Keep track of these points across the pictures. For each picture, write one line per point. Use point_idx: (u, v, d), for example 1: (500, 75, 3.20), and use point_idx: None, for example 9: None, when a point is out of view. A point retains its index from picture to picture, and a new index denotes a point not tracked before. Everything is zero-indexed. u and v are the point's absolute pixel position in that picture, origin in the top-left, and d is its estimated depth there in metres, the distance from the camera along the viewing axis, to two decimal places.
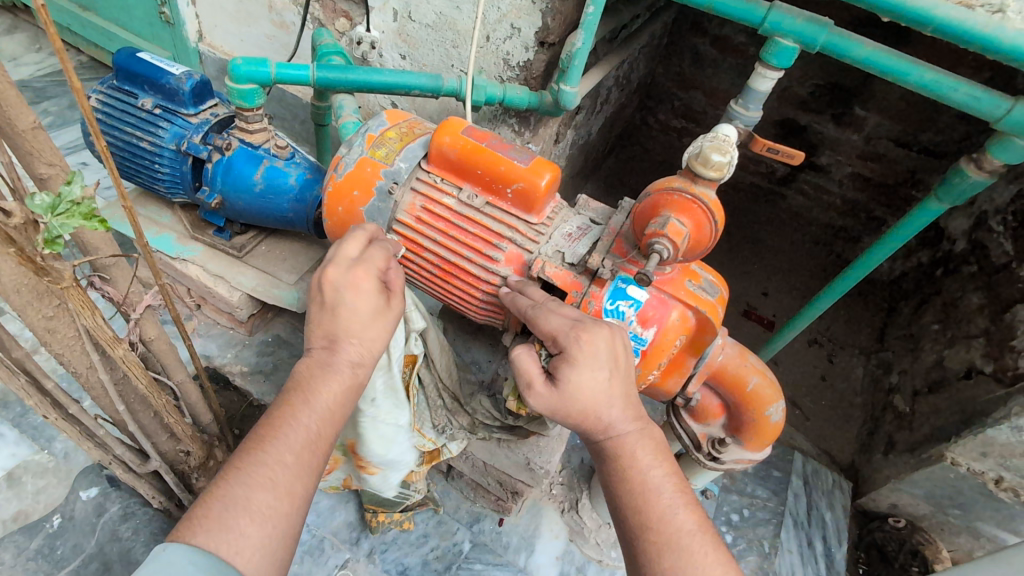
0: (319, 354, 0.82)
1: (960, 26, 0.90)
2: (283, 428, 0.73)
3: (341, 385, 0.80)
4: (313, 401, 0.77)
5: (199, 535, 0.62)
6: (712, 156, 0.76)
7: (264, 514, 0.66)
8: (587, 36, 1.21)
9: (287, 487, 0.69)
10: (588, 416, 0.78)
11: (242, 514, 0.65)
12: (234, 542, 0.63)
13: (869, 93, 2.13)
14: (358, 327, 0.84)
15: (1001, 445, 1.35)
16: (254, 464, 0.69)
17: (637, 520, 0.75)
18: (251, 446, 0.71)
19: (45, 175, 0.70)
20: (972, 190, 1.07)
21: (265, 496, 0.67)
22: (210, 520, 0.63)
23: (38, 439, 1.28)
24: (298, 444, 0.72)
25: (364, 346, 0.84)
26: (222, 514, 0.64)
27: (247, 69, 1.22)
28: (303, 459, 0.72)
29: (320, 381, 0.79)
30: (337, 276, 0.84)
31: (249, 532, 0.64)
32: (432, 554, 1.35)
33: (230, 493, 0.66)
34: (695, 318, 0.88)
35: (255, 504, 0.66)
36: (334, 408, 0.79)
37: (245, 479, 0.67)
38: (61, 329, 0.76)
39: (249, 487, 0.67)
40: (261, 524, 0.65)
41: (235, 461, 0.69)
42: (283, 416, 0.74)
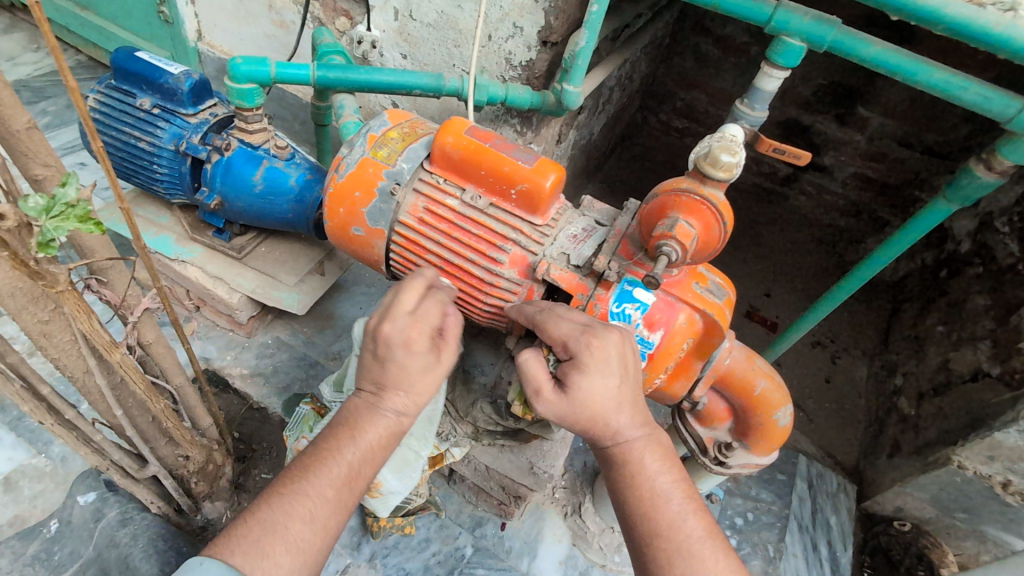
0: (366, 397, 0.82)
1: (971, 25, 0.88)
2: (333, 465, 0.75)
3: (386, 430, 0.80)
4: (362, 440, 0.78)
5: (235, 554, 0.65)
6: (721, 156, 0.75)
7: (298, 546, 0.69)
8: (590, 35, 1.19)
9: (324, 523, 0.71)
10: (597, 422, 0.77)
11: (276, 542, 0.67)
12: (266, 569, 0.66)
13: (872, 93, 2.11)
14: (407, 380, 0.81)
15: (1009, 448, 1.34)
16: (303, 498, 0.71)
17: (646, 527, 0.73)
18: (300, 479, 0.73)
19: (41, 176, 0.69)
20: (982, 191, 1.05)
21: (303, 529, 0.69)
22: (246, 542, 0.67)
23: (35, 443, 1.26)
24: (339, 480, 0.74)
25: (412, 399, 0.82)
26: (261, 541, 0.67)
27: (246, 68, 1.20)
28: (343, 496, 0.74)
29: (368, 420, 0.80)
30: (393, 330, 0.81)
31: (282, 562, 0.67)
32: (435, 559, 1.33)
33: (272, 522, 0.68)
34: (703, 321, 0.87)
35: (294, 536, 0.68)
36: (376, 444, 0.79)
37: (286, 508, 0.70)
38: (57, 333, 0.74)
39: (289, 518, 0.69)
40: (294, 555, 0.68)
41: (280, 488, 0.71)
42: (334, 452, 0.76)
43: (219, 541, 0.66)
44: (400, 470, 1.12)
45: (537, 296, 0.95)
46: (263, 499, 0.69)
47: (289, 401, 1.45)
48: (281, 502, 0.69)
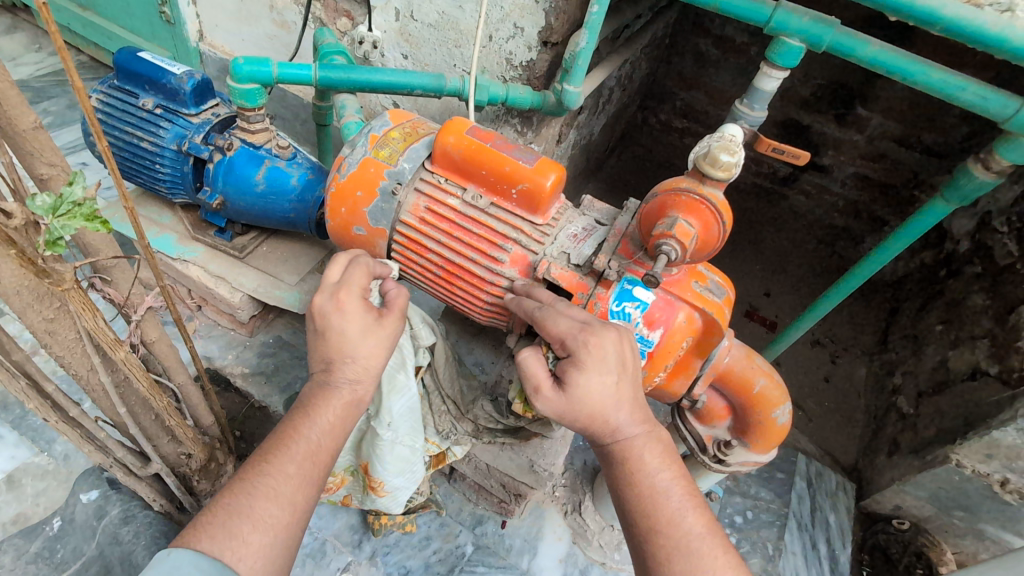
0: (321, 376, 0.84)
1: (969, 25, 0.89)
2: (291, 444, 0.76)
3: (342, 407, 0.82)
4: (316, 417, 0.80)
5: (204, 540, 0.65)
6: (721, 156, 0.75)
7: (265, 522, 0.69)
8: (590, 35, 1.20)
9: (292, 500, 0.72)
10: (595, 419, 0.78)
11: (245, 521, 0.68)
12: (235, 548, 0.66)
13: (871, 94, 2.12)
14: (352, 346, 0.84)
15: (1007, 447, 1.34)
16: (263, 475, 0.72)
17: (647, 524, 0.74)
18: (259, 462, 0.74)
19: (46, 176, 0.70)
20: (979, 191, 1.06)
21: (269, 506, 0.70)
22: (214, 526, 0.66)
23: (38, 441, 1.27)
24: (300, 459, 0.75)
25: (367, 367, 0.85)
26: (229, 522, 0.67)
27: (249, 69, 1.20)
28: (307, 472, 0.75)
29: (324, 397, 0.81)
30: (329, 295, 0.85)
31: (251, 538, 0.67)
32: (435, 556, 1.34)
33: (238, 503, 0.69)
34: (702, 320, 0.88)
35: (261, 514, 0.69)
36: (335, 420, 0.81)
37: (251, 488, 0.70)
38: (62, 331, 0.75)
39: (255, 496, 0.70)
40: (262, 533, 0.68)
41: (245, 472, 0.72)
42: (290, 431, 0.78)
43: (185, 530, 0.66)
44: (402, 469, 1.14)
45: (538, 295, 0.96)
46: (255, 491, 0.70)
47: (290, 399, 1.46)
48: (270, 494, 0.71)
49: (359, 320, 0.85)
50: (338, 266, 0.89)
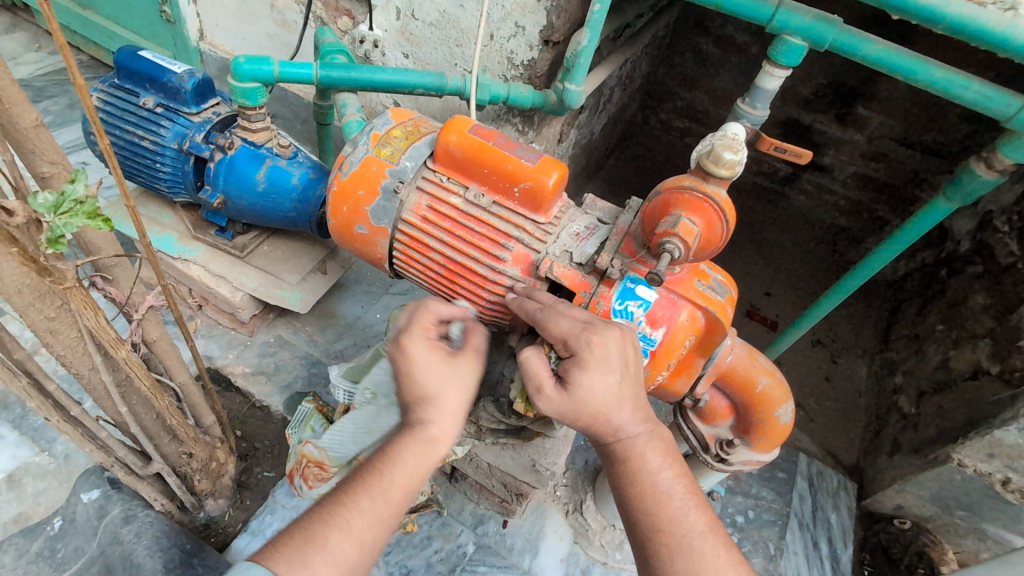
0: None
1: (972, 24, 0.89)
2: (382, 484, 0.71)
3: (430, 457, 0.76)
4: (411, 461, 0.73)
5: (277, 563, 0.60)
6: (724, 155, 0.75)
7: (336, 558, 0.63)
8: (592, 34, 1.20)
9: (371, 550, 0.67)
10: (598, 419, 0.78)
11: (318, 551, 0.63)
12: None
13: (873, 93, 2.12)
14: (446, 395, 0.79)
15: (1009, 446, 1.35)
16: (355, 514, 0.67)
17: (649, 523, 0.74)
18: (354, 496, 0.68)
19: (48, 174, 0.69)
20: (982, 189, 1.06)
21: (350, 549, 0.65)
22: (287, 551, 0.62)
23: (38, 441, 1.27)
24: (389, 505, 0.70)
25: (453, 419, 0.80)
26: (312, 558, 0.62)
27: (250, 67, 1.20)
28: (388, 523, 0.70)
29: (416, 445, 0.75)
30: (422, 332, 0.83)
31: (321, 574, 0.62)
32: (437, 556, 1.33)
33: (325, 539, 0.64)
34: (705, 319, 0.87)
35: (340, 554, 0.64)
36: (419, 461, 0.75)
37: (340, 529, 0.65)
38: (63, 330, 0.74)
39: (334, 530, 0.65)
40: (331, 567, 0.63)
41: (339, 506, 0.67)
42: (381, 469, 0.72)
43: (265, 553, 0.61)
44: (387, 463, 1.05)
45: None
46: (328, 520, 0.65)
47: (291, 398, 1.46)
48: (342, 527, 0.65)
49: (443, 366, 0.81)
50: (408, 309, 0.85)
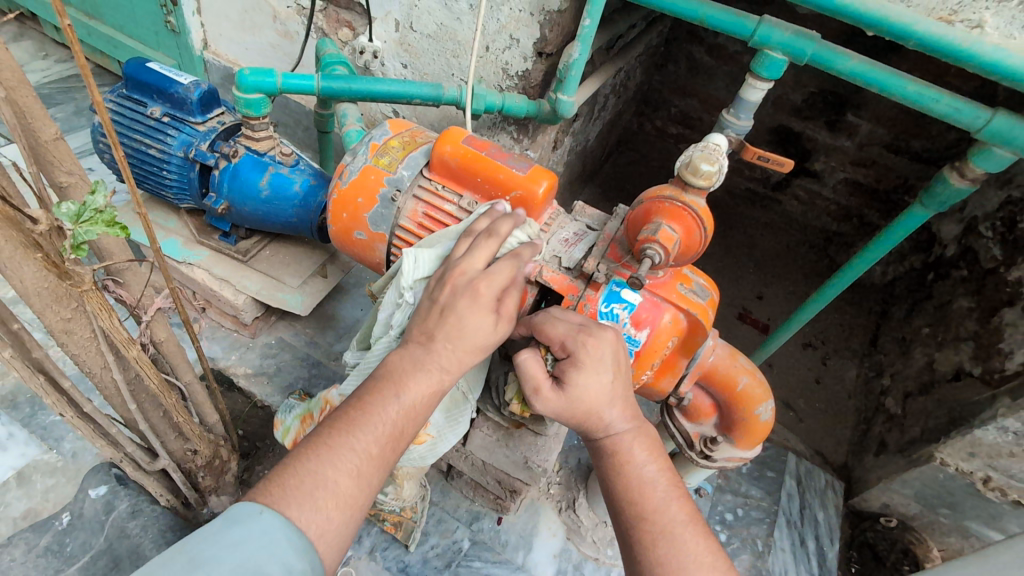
0: (413, 348, 0.78)
1: (939, 41, 0.93)
2: (375, 412, 0.70)
3: (428, 384, 0.75)
4: (406, 393, 0.73)
5: (290, 509, 0.61)
6: (701, 166, 0.80)
7: (344, 496, 0.65)
8: (583, 47, 1.24)
9: (367, 477, 0.67)
10: (590, 416, 0.82)
11: (323, 493, 0.64)
12: (315, 519, 0.62)
13: (861, 101, 2.18)
14: (462, 342, 0.78)
15: (989, 445, 1.39)
16: (356, 453, 0.67)
17: (634, 512, 0.78)
18: (340, 425, 0.69)
19: (66, 183, 0.74)
20: (956, 197, 1.10)
21: (347, 480, 0.65)
22: (297, 496, 0.62)
23: (47, 439, 1.31)
24: (384, 434, 0.70)
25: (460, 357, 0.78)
26: (311, 488, 0.63)
27: (254, 79, 1.25)
28: (387, 453, 0.70)
29: (417, 378, 0.75)
30: (459, 279, 0.81)
31: (330, 509, 0.63)
32: (433, 551, 1.38)
33: (313, 465, 0.64)
34: (687, 320, 0.92)
35: (335, 482, 0.64)
36: (424, 396, 0.75)
37: (336, 461, 0.65)
38: (78, 330, 0.79)
39: (330, 467, 0.65)
40: (339, 504, 0.64)
41: (324, 437, 0.68)
42: (378, 401, 0.71)
43: (267, 487, 0.62)
44: (449, 411, 1.08)
45: (531, 298, 0.99)
46: (332, 461, 0.65)
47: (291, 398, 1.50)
48: (346, 466, 0.66)
49: (471, 300, 0.79)
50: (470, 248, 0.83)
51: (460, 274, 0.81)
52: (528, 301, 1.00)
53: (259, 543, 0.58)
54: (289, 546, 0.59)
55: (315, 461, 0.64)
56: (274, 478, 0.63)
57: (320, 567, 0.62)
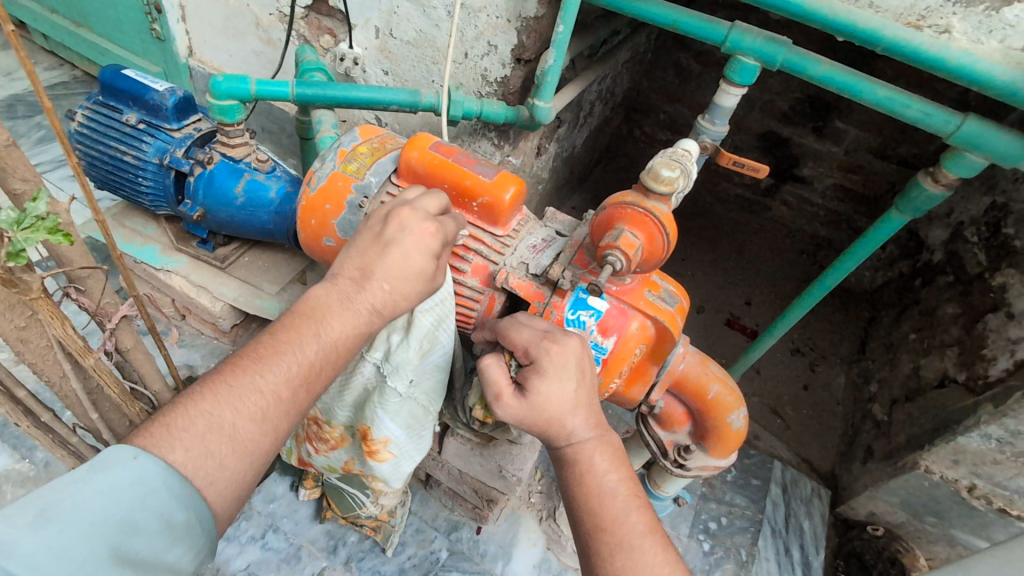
0: (345, 285, 0.78)
1: (907, 47, 0.93)
2: (286, 353, 0.70)
3: (354, 323, 0.76)
4: (321, 335, 0.73)
5: (178, 452, 0.61)
6: (662, 171, 0.80)
7: (244, 445, 0.65)
8: (558, 53, 1.24)
9: (272, 422, 0.67)
10: (552, 424, 0.80)
11: (221, 438, 0.63)
12: (208, 467, 0.62)
13: (847, 107, 2.18)
14: (398, 276, 0.79)
15: (972, 452, 1.38)
16: (257, 399, 0.66)
17: (594, 523, 0.76)
18: (246, 364, 0.68)
19: (20, 191, 0.71)
20: (930, 203, 1.09)
21: (248, 424, 0.65)
22: (190, 437, 0.62)
23: (19, 448, 1.30)
24: (294, 375, 0.70)
25: (395, 293, 0.79)
26: (203, 431, 0.63)
27: (227, 85, 1.24)
28: (296, 396, 0.70)
29: (333, 312, 0.75)
30: (409, 218, 0.81)
31: (225, 455, 0.63)
32: (410, 562, 1.36)
33: (208, 405, 0.64)
34: (654, 328, 0.91)
35: (232, 425, 0.64)
36: (340, 340, 0.74)
37: (235, 403, 0.65)
38: (34, 339, 0.77)
39: (227, 409, 0.64)
40: (238, 453, 0.64)
41: (225, 377, 0.66)
42: (288, 344, 0.71)
43: (152, 429, 0.61)
44: (411, 428, 1.06)
45: (499, 303, 1.00)
46: (237, 406, 0.65)
47: None
48: (249, 413, 0.65)
49: (417, 239, 0.80)
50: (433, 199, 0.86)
51: (408, 214, 0.82)
52: (496, 308, 1.01)
53: (129, 495, 0.57)
54: (170, 495, 0.59)
55: (211, 402, 0.64)
56: (164, 417, 0.62)
57: (208, 513, 0.63)
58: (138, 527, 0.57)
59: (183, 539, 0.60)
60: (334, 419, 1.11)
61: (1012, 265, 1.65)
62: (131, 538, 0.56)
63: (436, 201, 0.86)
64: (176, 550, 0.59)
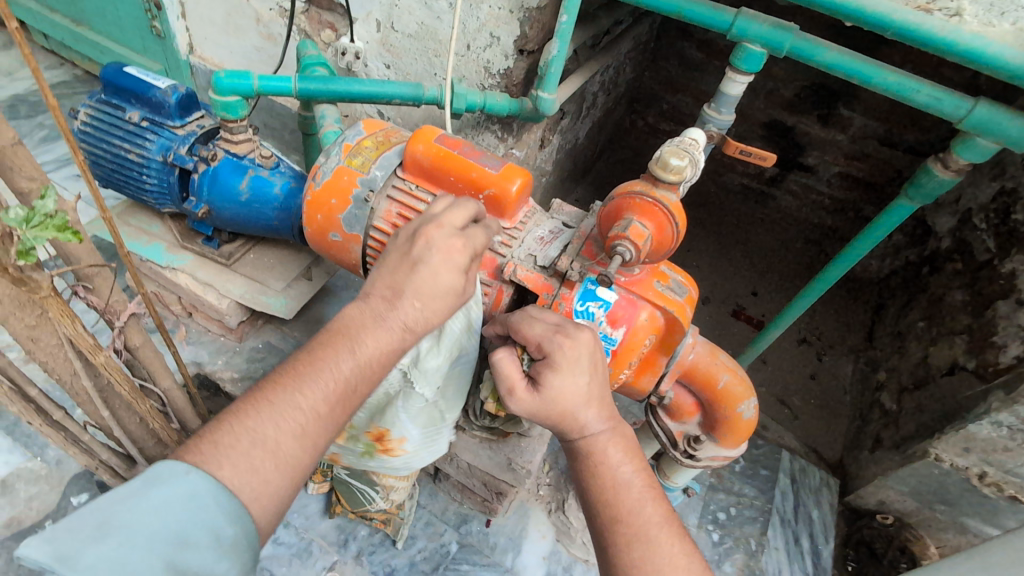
0: (377, 303, 0.76)
1: (917, 30, 0.91)
2: (323, 369, 0.68)
3: (387, 341, 0.74)
4: (358, 350, 0.71)
5: (224, 468, 0.60)
6: (670, 160, 0.79)
7: (287, 460, 0.63)
8: (562, 44, 1.23)
9: (311, 436, 0.66)
10: (565, 418, 0.80)
11: (264, 454, 0.62)
12: (254, 483, 0.61)
13: (853, 94, 2.15)
14: (430, 292, 0.77)
15: (983, 440, 1.37)
16: (297, 417, 0.65)
17: (608, 515, 0.76)
18: (284, 381, 0.66)
19: (27, 190, 0.70)
20: (940, 188, 1.08)
21: (290, 440, 0.64)
22: (235, 454, 0.61)
23: (31, 447, 1.30)
24: (332, 393, 0.68)
25: (427, 310, 0.78)
26: (247, 449, 0.61)
27: (230, 82, 1.23)
28: (334, 411, 0.68)
29: (370, 331, 0.73)
30: (434, 235, 0.80)
31: (269, 471, 0.62)
32: (420, 555, 1.36)
33: (251, 423, 0.62)
34: (664, 318, 0.91)
35: (275, 442, 0.63)
36: (377, 357, 0.73)
37: (276, 419, 0.63)
38: (44, 338, 0.77)
39: (268, 426, 0.63)
40: (282, 469, 0.63)
41: (266, 393, 0.65)
42: (324, 360, 0.69)
43: (201, 446, 0.60)
44: (425, 428, 1.10)
45: (506, 296, 1.01)
46: (280, 423, 0.63)
47: None
48: (292, 429, 0.64)
49: (444, 255, 0.79)
50: (462, 212, 0.84)
51: (435, 229, 0.80)
52: (504, 300, 1.01)
53: (182, 511, 0.57)
54: (220, 511, 0.58)
55: (254, 420, 0.62)
56: (210, 435, 0.61)
57: (254, 528, 0.61)
58: (189, 539, 0.57)
59: (230, 554, 0.59)
60: (339, 419, 1.08)
61: (1022, 251, 1.63)
62: (182, 551, 0.57)
63: (463, 214, 0.84)
64: (224, 564, 0.58)
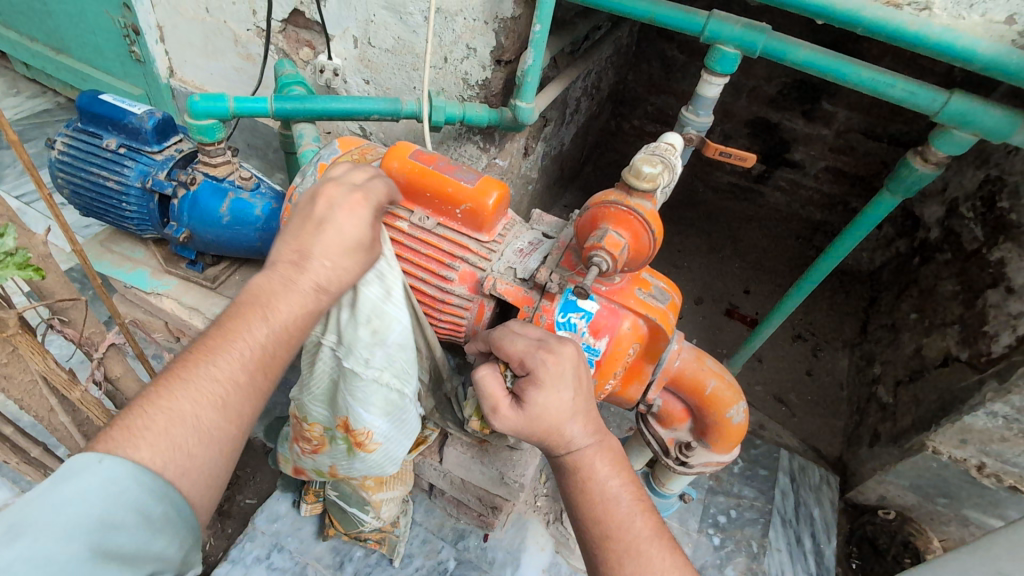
0: (286, 269, 0.74)
1: (886, 26, 0.91)
2: (237, 338, 0.67)
3: (302, 304, 0.72)
4: (272, 317, 0.69)
5: (142, 449, 0.58)
6: (643, 168, 0.79)
7: (209, 435, 0.61)
8: (536, 53, 1.23)
9: (233, 407, 0.64)
10: (550, 434, 0.79)
11: (187, 431, 0.60)
12: (179, 461, 0.59)
13: (835, 89, 2.16)
14: (338, 250, 0.76)
15: (980, 431, 1.36)
16: (206, 389, 0.63)
17: (598, 530, 0.75)
18: (195, 355, 0.64)
19: None
20: (920, 182, 1.07)
21: (209, 413, 0.62)
22: (152, 434, 0.59)
23: (18, 481, 1.28)
24: (250, 359, 0.66)
25: (339, 266, 0.76)
26: (164, 428, 0.59)
27: (204, 105, 1.23)
28: (254, 379, 0.67)
29: (277, 295, 0.71)
30: (334, 193, 0.79)
31: (194, 450, 0.61)
32: (418, 573, 1.34)
33: (163, 402, 0.60)
34: (648, 326, 0.90)
35: (193, 417, 0.61)
36: (291, 324, 0.71)
37: (190, 393, 0.62)
38: (16, 374, 0.75)
39: (181, 398, 0.61)
40: (207, 445, 0.61)
41: (176, 371, 0.63)
42: (235, 331, 0.67)
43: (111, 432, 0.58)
44: (391, 415, 1.01)
45: (488, 310, 0.99)
46: (195, 397, 0.62)
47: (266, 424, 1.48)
48: (212, 402, 0.62)
49: (349, 211, 0.79)
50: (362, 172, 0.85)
51: (333, 188, 0.80)
52: (485, 315, 1.00)
53: (104, 493, 0.54)
54: (143, 490, 0.56)
55: (164, 398, 0.60)
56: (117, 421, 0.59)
57: (187, 504, 0.60)
58: (116, 522, 0.54)
59: (163, 530, 0.58)
60: (311, 418, 1.06)
61: (1008, 239, 1.63)
62: (111, 533, 0.54)
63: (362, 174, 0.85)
64: (159, 540, 0.57)
